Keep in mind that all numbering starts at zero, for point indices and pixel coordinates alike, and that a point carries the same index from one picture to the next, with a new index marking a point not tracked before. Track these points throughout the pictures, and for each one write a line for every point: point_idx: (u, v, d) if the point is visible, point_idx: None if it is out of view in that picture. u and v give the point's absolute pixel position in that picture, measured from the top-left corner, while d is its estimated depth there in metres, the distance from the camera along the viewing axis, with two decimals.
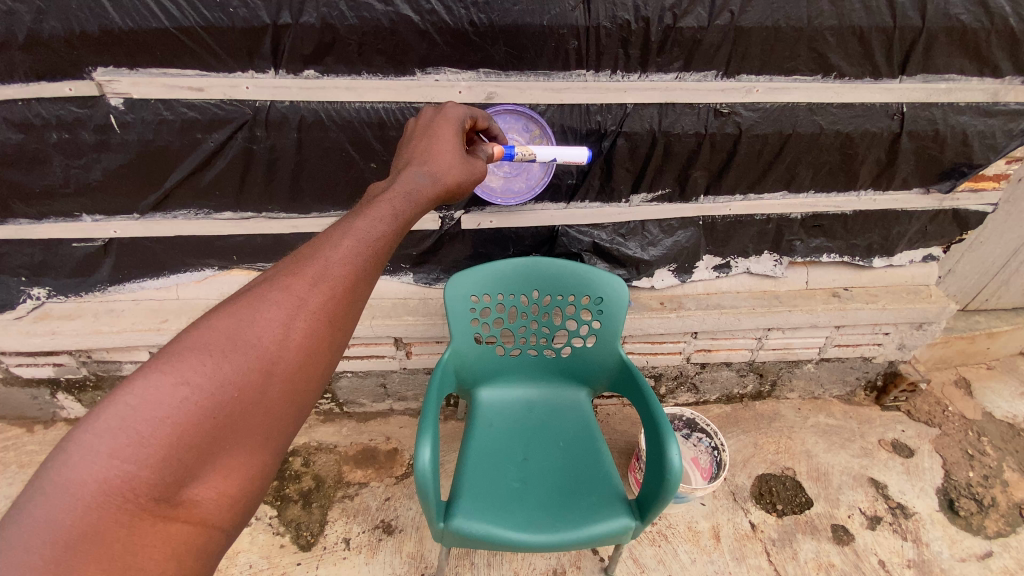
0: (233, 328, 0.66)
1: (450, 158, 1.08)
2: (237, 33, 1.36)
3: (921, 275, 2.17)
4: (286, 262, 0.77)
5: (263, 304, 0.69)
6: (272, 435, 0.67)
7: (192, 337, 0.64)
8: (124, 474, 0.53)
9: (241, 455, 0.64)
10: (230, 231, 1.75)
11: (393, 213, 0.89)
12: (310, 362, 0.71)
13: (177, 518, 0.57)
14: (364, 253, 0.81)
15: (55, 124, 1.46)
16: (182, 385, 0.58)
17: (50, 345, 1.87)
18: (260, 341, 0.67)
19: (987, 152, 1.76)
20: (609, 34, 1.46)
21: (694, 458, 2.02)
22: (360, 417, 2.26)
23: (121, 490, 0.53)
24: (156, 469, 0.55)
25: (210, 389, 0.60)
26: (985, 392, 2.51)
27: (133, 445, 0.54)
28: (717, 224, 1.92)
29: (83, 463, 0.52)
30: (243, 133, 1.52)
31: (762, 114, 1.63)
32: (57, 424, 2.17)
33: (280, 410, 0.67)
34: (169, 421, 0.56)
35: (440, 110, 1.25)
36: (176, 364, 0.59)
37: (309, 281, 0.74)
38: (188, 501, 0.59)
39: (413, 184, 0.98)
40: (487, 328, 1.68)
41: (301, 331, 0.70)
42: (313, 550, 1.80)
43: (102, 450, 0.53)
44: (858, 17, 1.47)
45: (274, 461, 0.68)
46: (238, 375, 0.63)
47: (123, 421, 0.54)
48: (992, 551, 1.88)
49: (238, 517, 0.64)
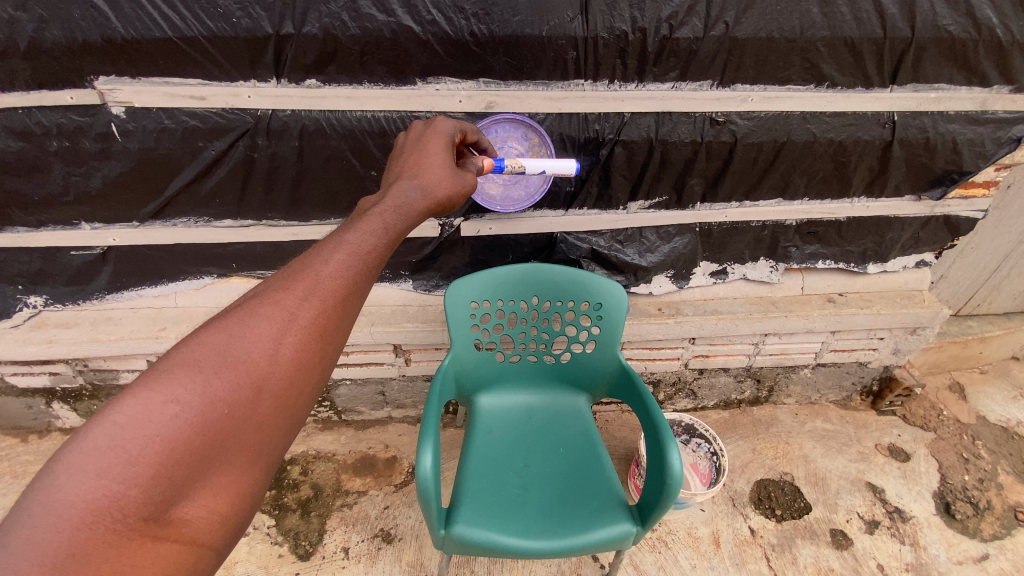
0: (222, 344, 0.66)
1: (440, 172, 1.09)
2: (240, 43, 1.38)
3: (915, 281, 2.20)
4: (274, 278, 0.77)
5: (253, 320, 0.70)
6: (263, 451, 0.68)
7: (181, 354, 0.64)
8: (113, 494, 0.53)
9: (231, 472, 0.64)
10: (230, 239, 1.75)
11: (384, 226, 0.89)
12: (300, 376, 0.71)
13: (166, 538, 0.58)
14: (356, 267, 0.81)
15: (56, 132, 1.46)
16: (172, 403, 0.59)
17: (46, 354, 1.86)
18: (250, 356, 0.67)
19: (976, 159, 1.80)
20: (607, 45, 1.48)
21: (693, 464, 2.02)
22: (359, 425, 2.25)
23: (110, 510, 0.53)
24: (145, 488, 0.55)
25: (202, 405, 0.61)
26: (979, 396, 2.53)
27: (122, 465, 0.54)
28: (714, 231, 1.94)
29: (71, 484, 0.52)
30: (244, 141, 1.53)
31: (757, 123, 1.66)
32: (52, 434, 2.15)
33: (270, 426, 0.68)
34: (159, 439, 0.57)
35: (431, 124, 1.26)
36: (165, 381, 0.60)
37: (299, 295, 0.74)
38: (178, 520, 0.59)
39: (403, 199, 0.98)
40: (487, 335, 1.69)
41: (290, 346, 0.71)
42: (311, 560, 1.78)
43: (92, 470, 0.53)
44: (849, 29, 1.50)
45: (265, 476, 0.69)
46: (228, 392, 0.64)
47: (111, 440, 0.54)
48: (989, 553, 1.89)
49: (227, 534, 0.65)
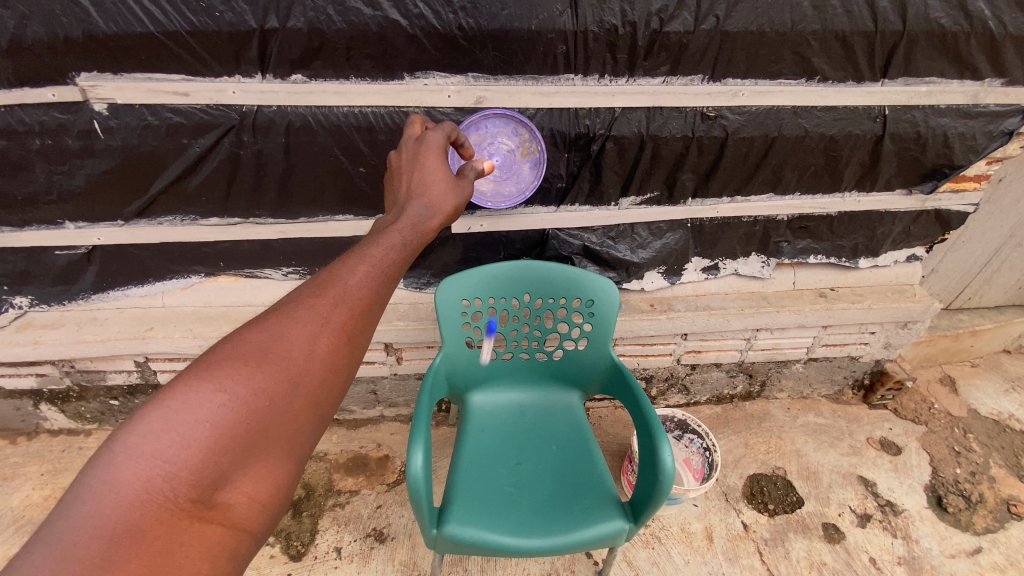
0: (265, 338, 0.66)
1: (442, 185, 1.07)
2: (224, 37, 1.36)
3: (905, 275, 2.21)
4: (309, 279, 0.76)
5: (294, 316, 0.69)
6: (303, 443, 0.65)
7: (227, 348, 0.63)
8: (165, 474, 0.52)
9: (275, 461, 0.62)
10: (217, 237, 1.73)
11: (403, 242, 0.88)
12: (336, 373, 0.70)
13: (212, 521, 0.55)
14: (382, 273, 0.80)
15: (38, 130, 1.43)
16: (220, 391, 0.58)
17: (31, 356, 1.83)
18: (291, 350, 0.66)
19: (967, 153, 1.80)
20: (597, 39, 1.47)
21: (686, 460, 2.00)
22: (350, 424, 2.23)
23: (163, 490, 0.52)
24: (196, 470, 0.54)
25: (248, 396, 0.60)
26: (970, 389, 2.55)
27: (175, 447, 0.53)
28: (705, 226, 1.93)
29: (127, 464, 0.51)
30: (230, 138, 1.51)
31: (749, 117, 1.65)
32: (40, 436, 2.12)
33: (308, 420, 0.66)
34: (208, 425, 0.56)
35: (422, 139, 1.20)
36: (214, 371, 0.59)
37: (335, 297, 0.73)
38: (223, 504, 0.57)
39: (416, 217, 0.96)
40: (478, 332, 1.68)
41: (328, 343, 0.69)
42: (303, 560, 1.77)
43: (146, 451, 0.52)
44: (841, 22, 1.50)
45: (305, 467, 0.66)
46: (272, 383, 0.62)
47: (166, 423, 0.54)
48: (980, 546, 1.91)
49: (267, 523, 0.62)
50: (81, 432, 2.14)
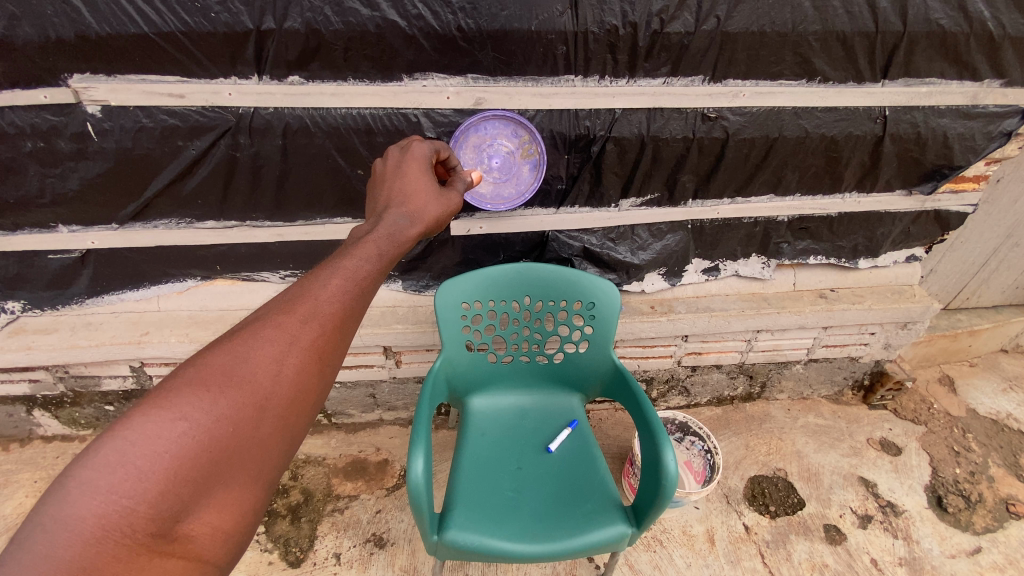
0: (227, 362, 0.64)
1: (425, 195, 1.07)
2: (219, 39, 1.34)
3: (905, 275, 2.21)
4: (276, 297, 0.74)
5: (257, 341, 0.67)
6: (266, 469, 0.64)
7: (187, 372, 0.62)
8: (123, 509, 0.51)
9: (236, 490, 0.61)
10: (213, 240, 1.71)
11: (378, 252, 0.87)
12: (302, 398, 0.69)
13: (172, 554, 0.55)
14: (353, 290, 0.78)
15: (30, 132, 1.41)
16: (180, 420, 0.57)
17: (24, 362, 1.80)
18: (254, 375, 0.65)
19: (966, 153, 1.80)
20: (597, 39, 1.46)
21: (687, 462, 1.98)
22: (349, 428, 2.21)
23: (119, 525, 0.51)
24: (154, 503, 0.53)
25: (209, 424, 0.59)
26: (968, 388, 2.56)
27: (132, 480, 0.52)
28: (706, 228, 1.93)
29: (82, 499, 0.50)
30: (226, 140, 1.49)
31: (749, 118, 1.64)
32: (33, 442, 2.08)
33: (271, 447, 0.65)
34: (167, 456, 0.54)
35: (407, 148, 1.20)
36: (173, 399, 0.58)
37: (302, 317, 0.71)
38: (185, 536, 0.56)
39: (394, 226, 0.95)
40: (479, 335, 1.65)
41: (292, 367, 0.68)
42: (302, 567, 1.75)
43: (102, 486, 0.51)
44: (841, 23, 1.49)
45: (268, 494, 0.65)
46: (233, 410, 0.61)
47: (122, 456, 0.52)
48: (981, 547, 1.90)
49: (231, 552, 0.61)
50: (76, 437, 2.11)
